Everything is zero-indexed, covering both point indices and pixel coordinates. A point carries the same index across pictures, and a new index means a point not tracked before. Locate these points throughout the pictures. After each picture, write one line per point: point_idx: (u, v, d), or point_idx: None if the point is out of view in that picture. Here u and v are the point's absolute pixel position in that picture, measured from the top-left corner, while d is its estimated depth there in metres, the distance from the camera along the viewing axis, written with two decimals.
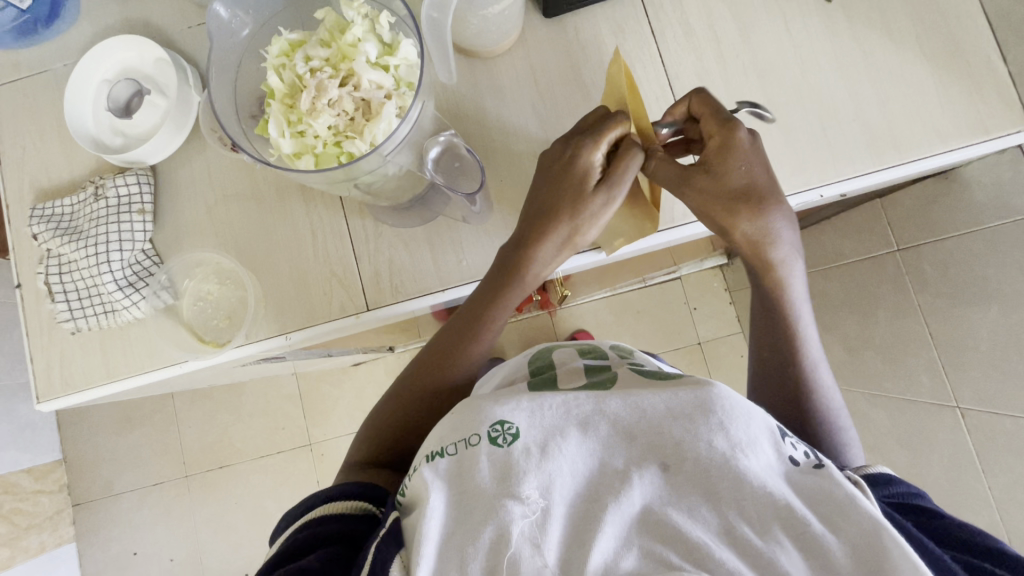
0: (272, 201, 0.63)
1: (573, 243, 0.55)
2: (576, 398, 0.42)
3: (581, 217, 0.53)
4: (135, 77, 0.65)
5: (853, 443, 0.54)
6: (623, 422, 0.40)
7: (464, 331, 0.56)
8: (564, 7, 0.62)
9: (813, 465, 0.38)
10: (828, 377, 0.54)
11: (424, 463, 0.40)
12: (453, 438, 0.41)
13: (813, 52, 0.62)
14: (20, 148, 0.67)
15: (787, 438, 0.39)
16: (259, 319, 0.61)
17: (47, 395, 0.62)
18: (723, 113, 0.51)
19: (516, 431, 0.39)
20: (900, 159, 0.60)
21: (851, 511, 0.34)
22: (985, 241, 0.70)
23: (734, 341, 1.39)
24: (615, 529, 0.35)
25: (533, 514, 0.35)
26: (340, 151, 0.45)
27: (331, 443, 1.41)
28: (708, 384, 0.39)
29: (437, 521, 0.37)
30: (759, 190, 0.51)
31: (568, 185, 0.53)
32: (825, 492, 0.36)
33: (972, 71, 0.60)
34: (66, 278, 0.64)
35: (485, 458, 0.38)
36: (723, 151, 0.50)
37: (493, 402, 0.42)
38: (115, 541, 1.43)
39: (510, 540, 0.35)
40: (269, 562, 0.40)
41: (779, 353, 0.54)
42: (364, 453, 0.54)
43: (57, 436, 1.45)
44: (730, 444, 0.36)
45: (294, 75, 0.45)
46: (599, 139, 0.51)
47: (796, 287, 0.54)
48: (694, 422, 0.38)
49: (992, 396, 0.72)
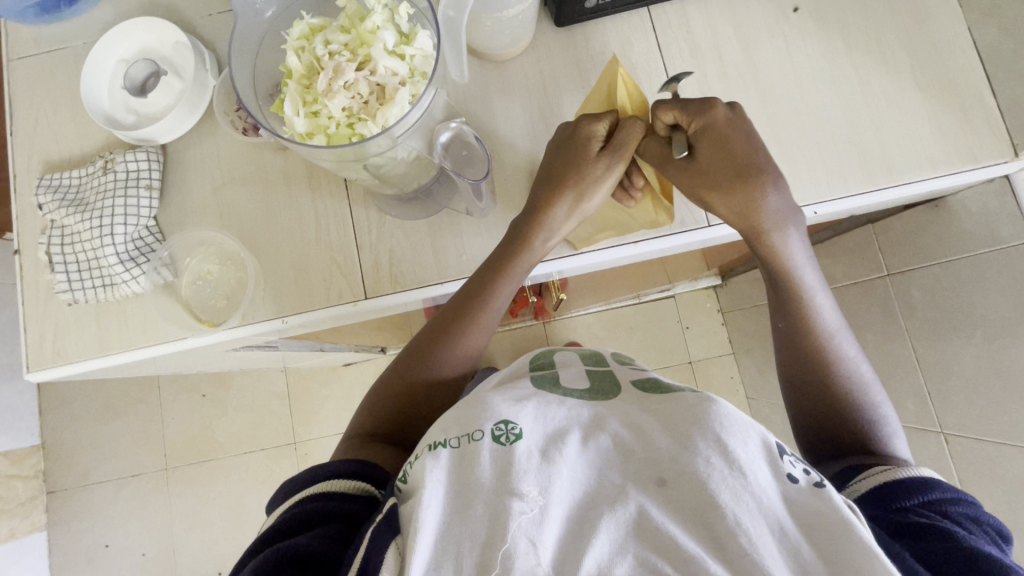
0: (279, 186, 0.64)
1: (580, 210, 0.57)
2: (580, 414, 0.43)
3: (594, 181, 0.56)
4: (152, 58, 0.66)
5: (895, 426, 0.53)
6: (622, 437, 0.40)
7: (473, 300, 0.56)
8: (576, 18, 0.64)
9: (813, 484, 0.36)
10: (850, 347, 0.55)
11: (427, 452, 0.39)
12: (457, 431, 0.40)
13: (811, 75, 0.65)
14: (32, 120, 0.68)
15: (785, 456, 0.38)
16: (257, 301, 0.62)
17: (37, 364, 0.62)
18: (693, 101, 0.52)
19: (519, 432, 0.39)
20: (892, 182, 0.62)
21: (845, 536, 0.33)
22: (971, 268, 0.71)
23: (725, 362, 1.40)
24: (609, 534, 0.34)
25: (532, 510, 0.34)
26: (352, 132, 0.46)
27: (316, 444, 1.40)
28: (710, 400, 0.39)
29: (435, 509, 0.36)
30: (741, 165, 0.51)
31: (575, 152, 0.56)
32: (819, 515, 0.35)
33: (963, 102, 0.63)
34: (67, 249, 0.64)
35: (488, 453, 0.38)
36: (700, 134, 0.52)
37: (498, 403, 0.42)
38: (86, 533, 1.40)
39: (506, 533, 0.33)
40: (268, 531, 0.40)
41: (800, 328, 0.54)
42: (366, 425, 0.53)
43: (37, 421, 1.44)
44: (728, 462, 0.36)
45: (313, 57, 0.46)
46: (600, 116, 0.55)
47: (795, 255, 0.54)
48: (692, 439, 0.37)
49: (976, 422, 0.74)
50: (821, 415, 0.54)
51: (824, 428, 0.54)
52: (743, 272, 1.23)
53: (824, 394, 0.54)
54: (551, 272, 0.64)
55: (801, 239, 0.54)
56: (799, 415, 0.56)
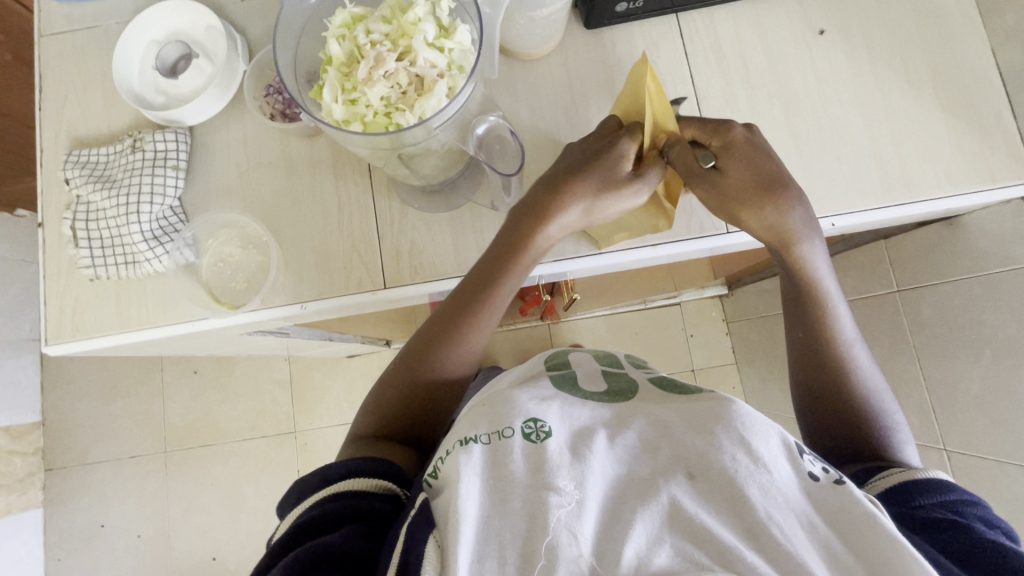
0: (304, 173, 0.65)
1: (592, 216, 0.55)
2: (602, 415, 0.43)
3: (617, 198, 0.54)
4: (185, 40, 0.67)
5: (904, 431, 0.54)
6: (647, 435, 0.40)
7: (471, 299, 0.55)
8: (605, 21, 0.65)
9: (834, 481, 0.37)
10: (866, 357, 0.55)
11: (458, 447, 0.39)
12: (486, 428, 0.40)
13: (835, 89, 0.65)
14: (61, 96, 0.69)
15: (805, 454, 0.38)
16: (278, 286, 0.62)
17: (56, 337, 0.63)
18: (711, 121, 0.54)
19: (548, 429, 0.40)
20: (910, 198, 0.63)
21: (871, 528, 0.34)
22: (982, 287, 0.72)
23: (727, 371, 1.40)
24: (646, 526, 0.35)
25: (569, 503, 0.35)
26: (389, 122, 0.46)
27: (316, 433, 1.40)
28: (728, 401, 0.40)
29: (473, 503, 0.36)
30: (766, 180, 0.52)
31: (597, 168, 0.54)
32: (844, 509, 0.36)
33: (984, 122, 0.64)
34: (91, 225, 0.64)
35: (519, 450, 0.38)
36: (724, 151, 0.53)
37: (524, 400, 0.42)
38: (82, 512, 1.40)
39: (547, 526, 0.34)
40: (294, 527, 0.40)
41: (817, 334, 0.55)
42: (372, 423, 0.53)
43: (38, 398, 1.44)
44: (753, 459, 0.36)
45: (354, 45, 0.47)
46: (635, 137, 0.54)
47: (819, 266, 0.54)
48: (715, 435, 0.38)
49: (979, 440, 0.75)
50: (832, 419, 0.55)
51: (833, 432, 0.55)
52: (750, 282, 1.23)
53: (833, 401, 0.55)
54: (568, 271, 0.65)
55: (824, 249, 0.54)
56: (811, 424, 0.57)
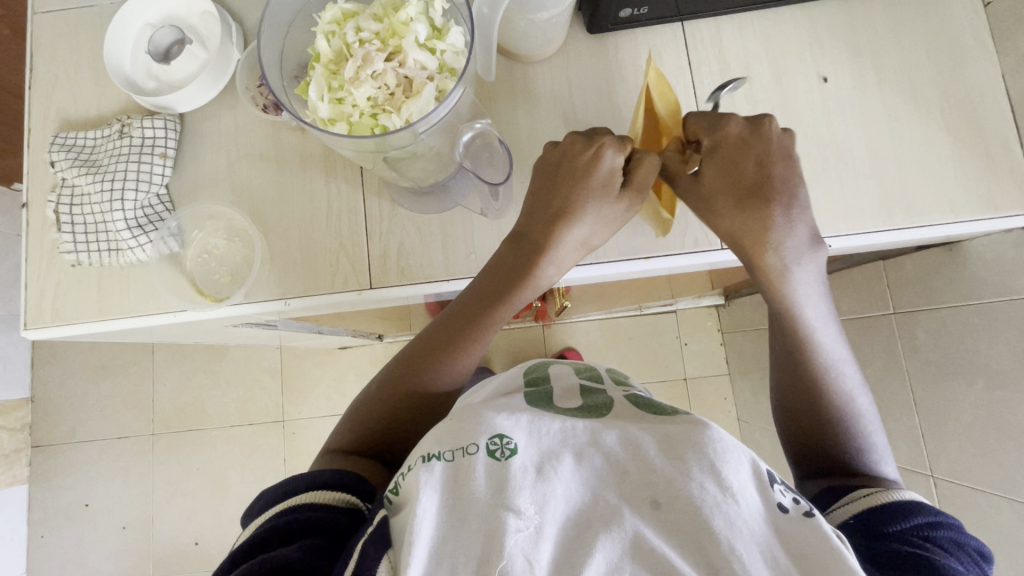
0: (294, 167, 0.64)
1: (587, 246, 0.56)
2: (574, 427, 0.41)
3: (604, 219, 0.55)
4: (179, 25, 0.66)
5: (883, 451, 0.53)
6: (617, 457, 0.39)
7: (460, 322, 0.54)
8: (608, 27, 0.63)
9: (803, 513, 0.36)
10: (851, 377, 0.54)
11: (420, 463, 0.38)
12: (450, 443, 0.39)
13: (839, 107, 0.64)
14: (52, 77, 0.67)
15: (777, 483, 0.37)
16: (261, 281, 0.61)
17: (35, 322, 0.62)
18: (709, 115, 0.54)
19: (514, 446, 0.38)
20: (909, 223, 0.61)
21: (836, 568, 0.33)
22: (977, 315, 0.71)
23: (720, 382, 1.39)
24: (605, 555, 0.34)
25: (527, 529, 0.34)
26: (375, 123, 0.45)
27: (304, 424, 1.40)
28: (703, 424, 0.38)
29: (430, 522, 0.35)
30: (751, 187, 0.53)
31: (589, 187, 0.54)
32: (811, 547, 0.34)
33: (990, 149, 0.62)
34: (76, 210, 0.63)
35: (482, 469, 0.37)
36: (715, 151, 0.54)
37: (493, 413, 0.41)
38: (67, 490, 1.40)
39: (504, 549, 0.33)
40: (251, 538, 0.39)
41: (797, 354, 0.54)
42: (346, 441, 0.51)
43: (28, 374, 1.43)
44: (721, 488, 0.35)
45: (343, 43, 0.46)
46: (622, 146, 0.53)
47: (801, 284, 0.54)
48: (685, 461, 0.37)
49: (967, 470, 0.74)
50: (815, 440, 0.53)
51: (818, 453, 0.53)
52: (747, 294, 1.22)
53: (816, 421, 0.53)
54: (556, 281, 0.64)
55: (811, 270, 0.54)
56: (795, 447, 0.55)
